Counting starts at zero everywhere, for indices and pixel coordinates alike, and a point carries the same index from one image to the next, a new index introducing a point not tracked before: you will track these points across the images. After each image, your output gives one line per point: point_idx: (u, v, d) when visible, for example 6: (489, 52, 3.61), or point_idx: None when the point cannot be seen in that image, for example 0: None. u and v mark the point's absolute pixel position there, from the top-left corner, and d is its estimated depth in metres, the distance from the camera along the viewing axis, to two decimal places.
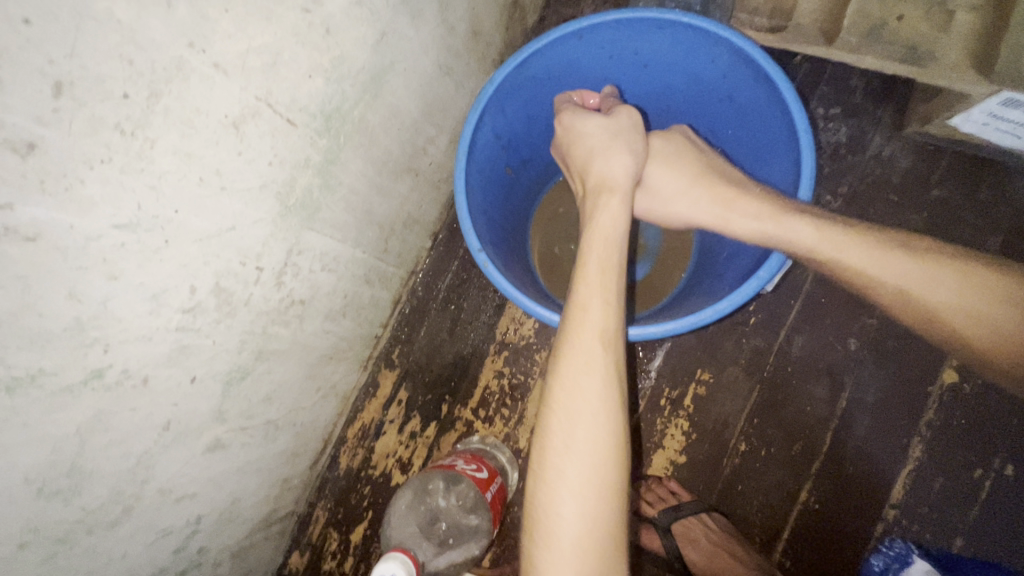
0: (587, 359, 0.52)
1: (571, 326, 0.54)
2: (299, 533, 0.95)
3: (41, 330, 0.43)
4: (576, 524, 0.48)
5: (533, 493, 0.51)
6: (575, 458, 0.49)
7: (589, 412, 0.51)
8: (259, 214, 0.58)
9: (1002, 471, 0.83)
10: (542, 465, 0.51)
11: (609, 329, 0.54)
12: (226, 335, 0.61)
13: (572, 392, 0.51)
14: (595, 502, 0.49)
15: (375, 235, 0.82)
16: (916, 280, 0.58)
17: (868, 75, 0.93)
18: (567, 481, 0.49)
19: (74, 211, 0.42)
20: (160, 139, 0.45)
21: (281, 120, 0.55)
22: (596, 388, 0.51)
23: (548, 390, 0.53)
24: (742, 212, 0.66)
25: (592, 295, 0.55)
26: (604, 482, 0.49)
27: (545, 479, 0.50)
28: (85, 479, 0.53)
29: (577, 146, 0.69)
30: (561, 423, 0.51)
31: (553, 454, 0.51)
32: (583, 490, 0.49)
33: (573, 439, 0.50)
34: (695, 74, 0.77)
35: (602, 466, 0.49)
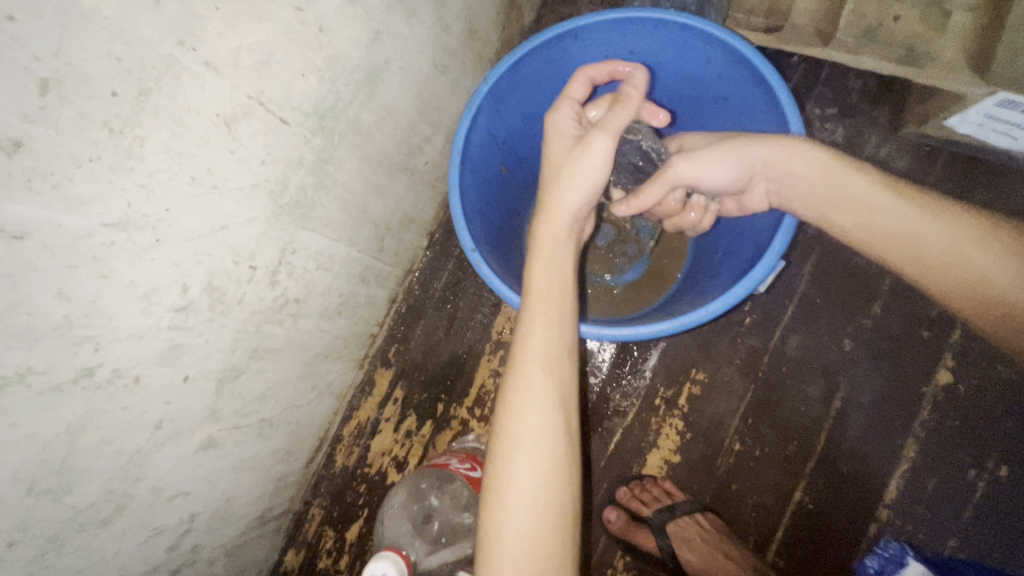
0: (528, 384, 0.52)
1: (515, 352, 0.54)
2: (295, 531, 0.95)
3: (29, 328, 0.43)
4: (520, 556, 0.47)
5: (483, 522, 0.51)
6: (518, 487, 0.49)
7: (530, 438, 0.50)
8: (252, 213, 0.58)
9: (996, 472, 0.83)
10: (489, 491, 0.51)
11: (550, 352, 0.53)
12: (219, 333, 0.61)
13: (514, 417, 0.51)
14: (541, 530, 0.48)
15: (370, 234, 0.82)
16: (970, 236, 0.56)
17: (865, 75, 0.93)
18: (511, 510, 0.49)
19: (62, 209, 0.41)
20: (150, 137, 0.45)
21: (274, 119, 0.55)
22: (538, 415, 0.51)
23: (495, 418, 0.53)
24: (794, 142, 0.62)
25: (536, 319, 0.55)
26: (549, 509, 0.49)
27: (492, 506, 0.50)
28: (76, 477, 0.53)
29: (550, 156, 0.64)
30: (504, 449, 0.51)
31: (499, 481, 0.50)
32: (526, 518, 0.48)
33: (514, 465, 0.50)
34: (691, 74, 0.77)
35: (545, 492, 0.49)
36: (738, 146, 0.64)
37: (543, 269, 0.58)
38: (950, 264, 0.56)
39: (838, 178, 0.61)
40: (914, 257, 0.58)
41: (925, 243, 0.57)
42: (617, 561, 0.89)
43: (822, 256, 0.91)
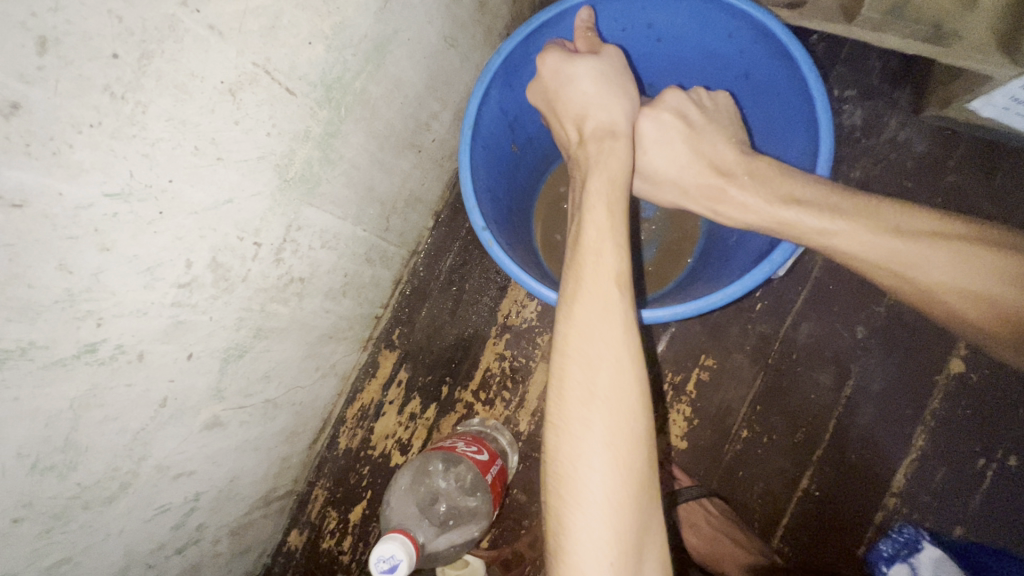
0: (605, 302, 0.51)
1: (584, 270, 0.53)
2: (299, 511, 0.95)
3: (30, 301, 0.42)
4: (605, 472, 0.47)
5: (557, 447, 0.49)
6: (601, 406, 0.48)
7: (610, 357, 0.49)
8: (258, 187, 0.56)
9: (1005, 461, 0.82)
10: (563, 415, 0.49)
11: (622, 273, 0.53)
12: (223, 311, 0.60)
13: (591, 337, 0.50)
14: (627, 447, 0.48)
15: (376, 213, 0.80)
16: (919, 261, 0.56)
17: (886, 56, 0.91)
18: (593, 427, 0.48)
19: (62, 177, 0.40)
20: (153, 103, 0.43)
21: (281, 88, 0.53)
22: (616, 332, 0.50)
23: (565, 338, 0.51)
24: (722, 203, 0.66)
25: (603, 241, 0.54)
26: (632, 428, 0.48)
27: (568, 428, 0.49)
28: (80, 455, 0.52)
29: (569, 92, 0.65)
30: (581, 370, 0.49)
31: (576, 399, 0.49)
32: (613, 438, 0.48)
33: (596, 384, 0.49)
34: (711, 50, 0.74)
35: (630, 411, 0.48)
36: (681, 187, 0.69)
37: (601, 196, 0.57)
38: (903, 286, 0.59)
39: (777, 231, 0.62)
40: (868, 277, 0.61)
41: (873, 273, 0.60)
42: None
43: None
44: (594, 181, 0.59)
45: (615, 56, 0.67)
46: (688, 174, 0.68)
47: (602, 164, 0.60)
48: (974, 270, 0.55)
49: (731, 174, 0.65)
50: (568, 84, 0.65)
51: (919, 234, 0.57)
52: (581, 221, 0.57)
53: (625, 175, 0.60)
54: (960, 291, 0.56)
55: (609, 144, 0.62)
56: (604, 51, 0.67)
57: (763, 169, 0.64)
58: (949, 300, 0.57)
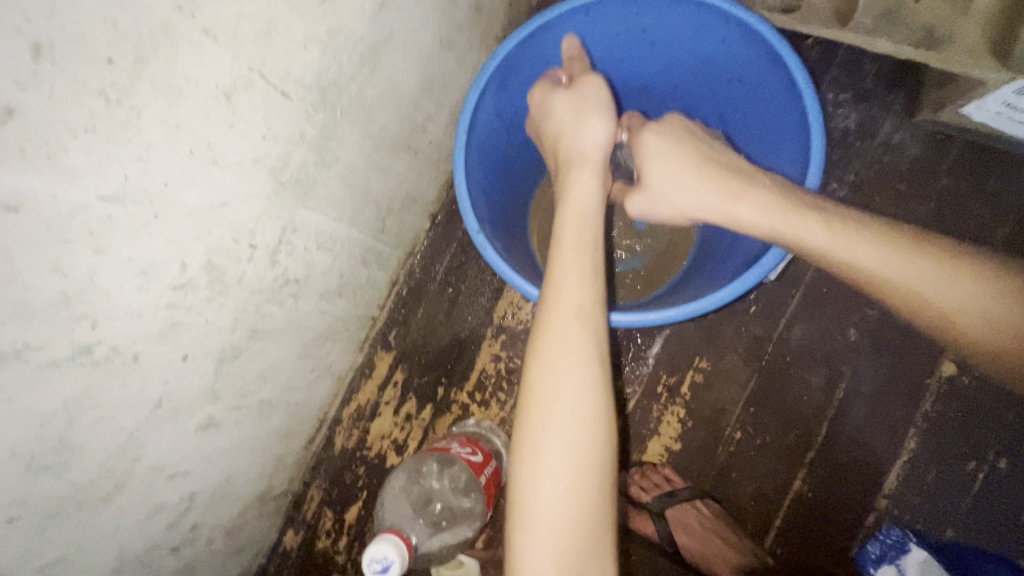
0: (565, 336, 0.51)
1: (554, 301, 0.53)
2: (294, 511, 0.95)
3: (25, 303, 0.42)
4: (560, 505, 0.48)
5: (514, 476, 0.50)
6: (561, 439, 0.49)
7: (574, 391, 0.50)
8: (253, 190, 0.57)
9: (995, 464, 0.83)
10: (521, 445, 0.50)
11: (585, 307, 0.53)
12: (218, 313, 0.60)
13: (550, 370, 0.51)
14: (579, 481, 0.48)
15: (372, 214, 0.80)
16: (936, 277, 0.54)
17: (880, 59, 0.91)
18: (552, 461, 0.48)
19: (57, 181, 0.40)
20: (147, 107, 0.43)
21: (276, 92, 0.53)
22: (581, 366, 0.51)
23: (531, 368, 0.52)
24: (740, 205, 0.61)
25: (569, 274, 0.54)
26: (590, 462, 0.49)
27: (528, 459, 0.49)
28: (75, 455, 0.52)
29: (547, 122, 0.69)
30: (539, 402, 0.50)
31: (538, 431, 0.49)
32: (564, 471, 0.48)
33: (552, 416, 0.49)
34: (704, 54, 0.75)
35: (585, 445, 0.49)
36: (695, 193, 0.64)
37: (572, 227, 0.58)
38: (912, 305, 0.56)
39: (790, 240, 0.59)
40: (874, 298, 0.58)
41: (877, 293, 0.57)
42: None
43: None
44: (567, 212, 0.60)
45: (598, 80, 0.66)
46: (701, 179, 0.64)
47: (574, 195, 0.61)
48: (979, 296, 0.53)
49: (748, 179, 0.62)
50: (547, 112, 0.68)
51: (933, 254, 0.55)
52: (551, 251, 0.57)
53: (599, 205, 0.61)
54: (968, 314, 0.53)
55: (580, 174, 0.62)
56: (584, 77, 0.67)
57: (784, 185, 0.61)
58: (965, 323, 0.54)
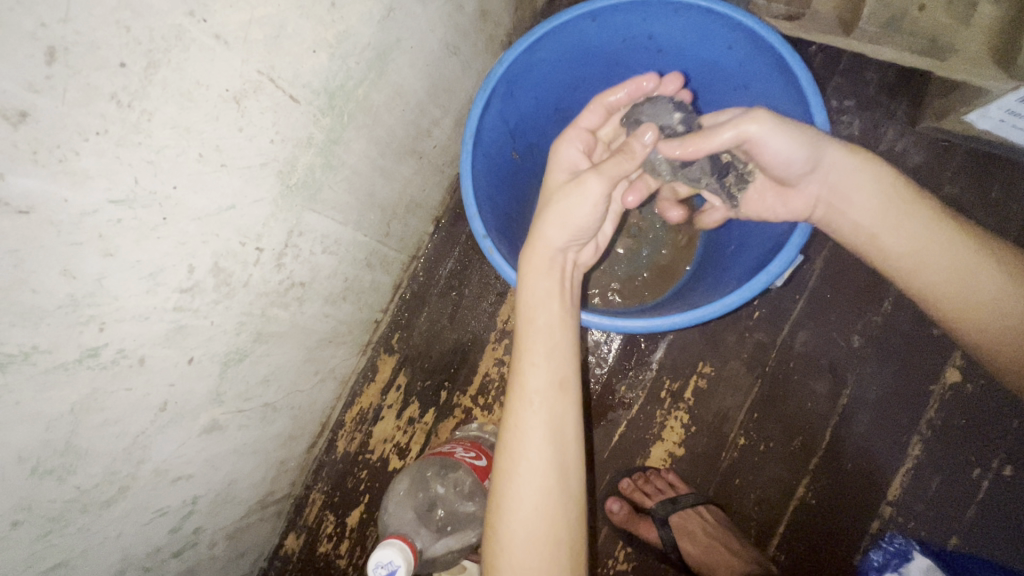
0: (517, 422, 0.53)
1: (513, 386, 0.55)
2: (296, 515, 0.95)
3: (34, 306, 0.42)
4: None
5: (486, 550, 0.53)
6: (519, 523, 0.51)
7: (530, 477, 0.51)
8: (260, 193, 0.57)
9: (1000, 472, 0.83)
10: (488, 523, 0.53)
11: (538, 390, 0.54)
12: (224, 316, 0.60)
13: (508, 455, 0.53)
14: (535, 562, 0.49)
15: (377, 218, 0.80)
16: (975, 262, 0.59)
17: (883, 67, 0.92)
18: (513, 544, 0.50)
19: (68, 185, 0.40)
20: (158, 111, 0.43)
21: (284, 96, 0.53)
22: (537, 450, 0.52)
23: (497, 450, 0.55)
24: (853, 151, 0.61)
25: (524, 356, 0.55)
26: (549, 546, 0.50)
27: (493, 538, 0.52)
28: (79, 458, 0.52)
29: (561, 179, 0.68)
30: (501, 485, 0.53)
31: (500, 512, 0.52)
32: (520, 554, 0.50)
33: (509, 499, 0.52)
34: (710, 61, 0.75)
35: (541, 527, 0.50)
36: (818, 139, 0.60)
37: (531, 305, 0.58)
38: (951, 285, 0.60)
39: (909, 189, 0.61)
40: (954, 268, 0.59)
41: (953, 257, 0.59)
42: (618, 552, 0.89)
43: (834, 250, 0.90)
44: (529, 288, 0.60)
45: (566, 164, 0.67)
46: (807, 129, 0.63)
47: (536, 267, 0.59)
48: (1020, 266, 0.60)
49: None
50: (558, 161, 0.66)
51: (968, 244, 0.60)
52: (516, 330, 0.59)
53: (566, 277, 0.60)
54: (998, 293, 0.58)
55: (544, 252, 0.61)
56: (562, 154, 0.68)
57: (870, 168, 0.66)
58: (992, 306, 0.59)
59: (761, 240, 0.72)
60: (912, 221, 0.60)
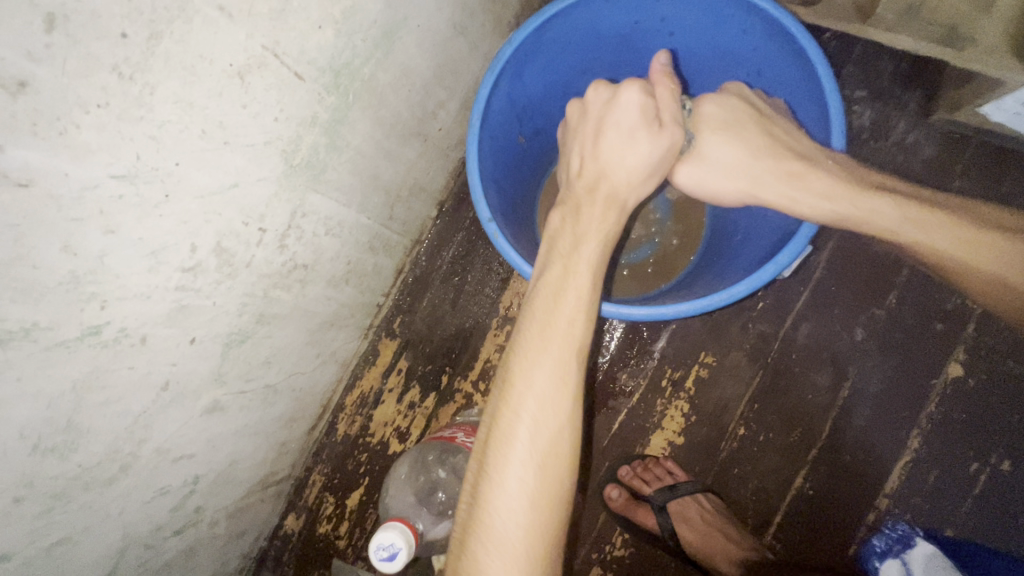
0: (563, 371, 0.48)
1: (560, 329, 0.49)
2: (296, 496, 0.95)
3: (34, 283, 0.41)
4: (519, 544, 0.45)
5: (483, 496, 0.47)
6: (533, 471, 0.46)
7: (552, 428, 0.47)
8: (263, 172, 0.56)
9: (998, 466, 0.83)
10: (497, 467, 0.47)
11: (584, 344, 0.50)
12: (226, 296, 0.60)
13: (542, 400, 0.47)
14: (547, 516, 0.46)
15: (381, 201, 0.79)
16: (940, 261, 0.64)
17: (898, 57, 0.90)
18: (520, 491, 0.46)
19: (68, 158, 0.39)
20: (161, 85, 0.42)
21: (289, 73, 0.52)
22: (565, 402, 0.48)
23: (521, 390, 0.48)
24: (788, 187, 0.63)
25: (579, 305, 0.50)
26: (553, 504, 0.47)
27: (495, 482, 0.46)
28: (81, 436, 0.52)
29: (609, 150, 0.58)
30: (526, 430, 0.47)
31: (511, 457, 0.46)
32: (538, 505, 0.46)
33: (535, 447, 0.47)
34: (723, 46, 0.74)
35: (560, 480, 0.47)
36: (745, 183, 0.66)
37: (585, 253, 0.53)
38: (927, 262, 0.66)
39: (861, 220, 0.63)
40: (938, 269, 0.66)
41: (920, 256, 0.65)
42: (615, 538, 0.89)
43: (840, 242, 0.89)
44: (579, 231, 0.55)
45: (637, 138, 0.57)
46: (744, 169, 0.66)
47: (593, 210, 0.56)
48: (990, 240, 0.61)
49: (811, 156, 0.64)
50: (618, 109, 0.59)
51: (933, 252, 0.63)
52: (561, 269, 0.52)
53: (613, 231, 0.56)
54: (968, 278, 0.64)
55: (593, 200, 0.57)
56: (623, 121, 0.58)
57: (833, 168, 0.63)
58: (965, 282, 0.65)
59: (768, 231, 0.71)
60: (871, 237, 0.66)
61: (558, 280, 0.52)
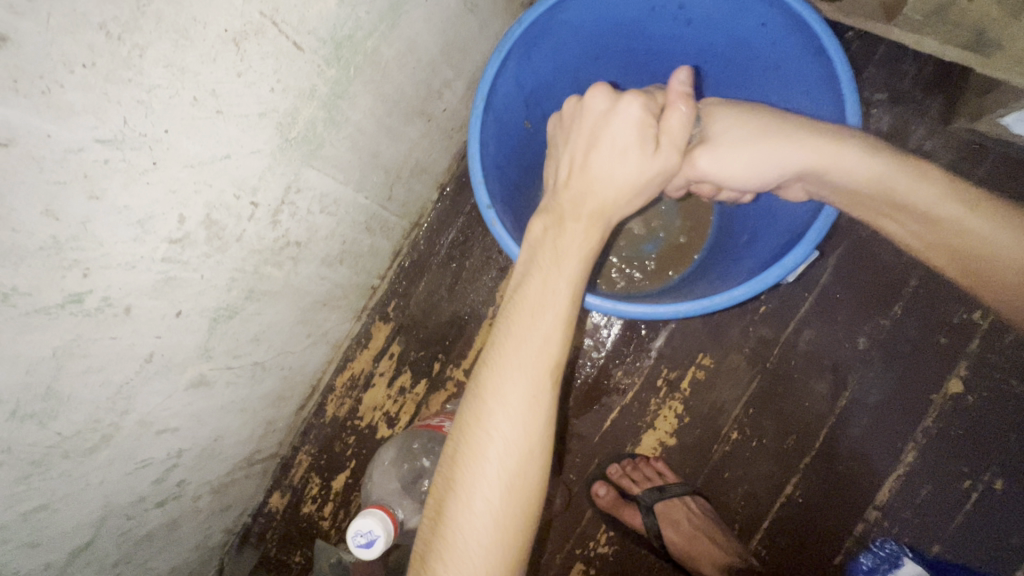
0: (536, 387, 0.46)
1: (534, 343, 0.47)
2: (282, 473, 0.95)
3: (14, 246, 0.40)
4: (481, 565, 0.44)
5: (448, 510, 0.45)
6: (499, 490, 0.45)
7: (523, 448, 0.46)
8: (258, 144, 0.54)
9: (991, 485, 0.82)
10: (462, 484, 0.45)
11: (559, 359, 0.48)
12: (215, 271, 0.58)
13: (512, 417, 0.46)
14: (511, 535, 0.45)
15: (380, 180, 0.78)
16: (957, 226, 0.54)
17: (921, 60, 0.87)
18: (486, 511, 0.44)
19: (50, 118, 0.38)
20: (151, 47, 0.40)
21: (288, 42, 0.50)
22: (537, 419, 0.46)
23: (490, 405, 0.46)
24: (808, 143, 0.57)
25: (557, 319, 0.48)
26: (519, 525, 0.45)
27: (462, 500, 0.45)
28: (61, 404, 0.51)
29: (601, 157, 0.55)
30: (493, 448, 0.45)
31: (478, 476, 0.45)
32: (502, 523, 0.45)
33: (503, 465, 0.45)
34: (742, 38, 0.71)
35: (527, 500, 0.46)
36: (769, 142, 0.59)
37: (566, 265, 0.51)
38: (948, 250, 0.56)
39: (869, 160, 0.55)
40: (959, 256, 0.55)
41: (940, 226, 0.55)
42: (600, 535, 0.89)
43: (848, 249, 0.87)
44: (566, 243, 0.52)
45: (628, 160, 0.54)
46: (766, 135, 0.60)
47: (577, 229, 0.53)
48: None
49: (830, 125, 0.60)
50: (617, 119, 0.55)
51: (950, 205, 0.54)
52: (541, 279, 0.50)
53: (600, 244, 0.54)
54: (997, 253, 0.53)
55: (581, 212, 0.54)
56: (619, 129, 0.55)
57: (870, 134, 0.58)
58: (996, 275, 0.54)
59: (776, 235, 0.69)
60: (903, 215, 0.57)
61: (538, 290, 0.50)
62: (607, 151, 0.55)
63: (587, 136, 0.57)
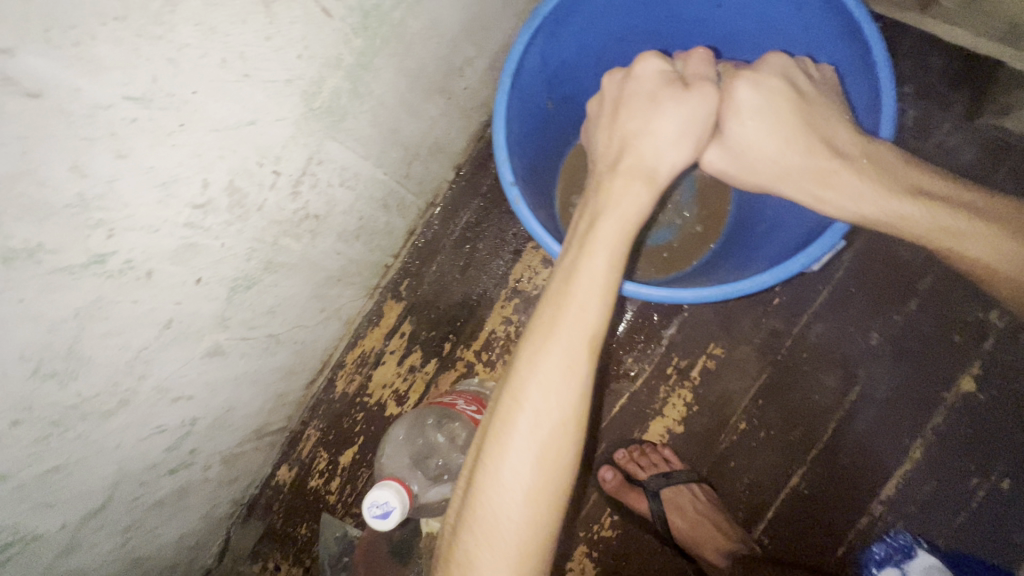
0: (571, 361, 0.46)
1: (570, 316, 0.47)
2: (290, 447, 0.96)
3: (42, 202, 0.40)
4: (511, 535, 0.44)
5: (479, 480, 0.46)
6: (529, 462, 0.45)
7: (556, 422, 0.45)
8: (283, 113, 0.54)
9: (997, 484, 0.82)
10: (493, 454, 0.46)
11: (596, 334, 0.47)
12: (235, 239, 0.58)
13: (546, 391, 0.45)
14: (541, 506, 0.45)
15: (398, 157, 0.77)
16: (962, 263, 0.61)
17: (949, 53, 0.86)
18: (517, 483, 0.45)
19: (81, 72, 0.37)
20: (182, 4, 0.40)
21: (317, 7, 0.50)
22: (570, 393, 0.46)
23: (523, 377, 0.46)
24: (823, 185, 0.60)
25: (594, 293, 0.47)
26: (548, 498, 0.45)
27: (492, 471, 0.45)
28: (82, 365, 0.51)
29: (631, 113, 0.57)
30: (525, 420, 0.45)
31: (509, 448, 0.45)
32: (533, 496, 0.45)
33: (534, 438, 0.45)
34: (774, 22, 0.70)
35: (558, 474, 0.46)
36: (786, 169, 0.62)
37: (605, 239, 0.50)
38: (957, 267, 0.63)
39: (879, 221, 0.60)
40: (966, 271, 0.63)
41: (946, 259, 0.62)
42: (604, 519, 0.89)
43: (865, 244, 0.87)
44: (604, 217, 0.51)
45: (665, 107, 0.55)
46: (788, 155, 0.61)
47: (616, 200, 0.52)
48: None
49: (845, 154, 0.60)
50: (636, 79, 0.59)
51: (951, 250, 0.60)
52: (579, 253, 0.49)
53: (641, 218, 0.53)
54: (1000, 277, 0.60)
55: (619, 178, 0.54)
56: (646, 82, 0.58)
57: (875, 177, 0.59)
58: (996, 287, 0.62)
59: (798, 222, 0.69)
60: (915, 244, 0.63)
61: (573, 265, 0.49)
62: (634, 107, 0.57)
63: (615, 96, 0.60)
